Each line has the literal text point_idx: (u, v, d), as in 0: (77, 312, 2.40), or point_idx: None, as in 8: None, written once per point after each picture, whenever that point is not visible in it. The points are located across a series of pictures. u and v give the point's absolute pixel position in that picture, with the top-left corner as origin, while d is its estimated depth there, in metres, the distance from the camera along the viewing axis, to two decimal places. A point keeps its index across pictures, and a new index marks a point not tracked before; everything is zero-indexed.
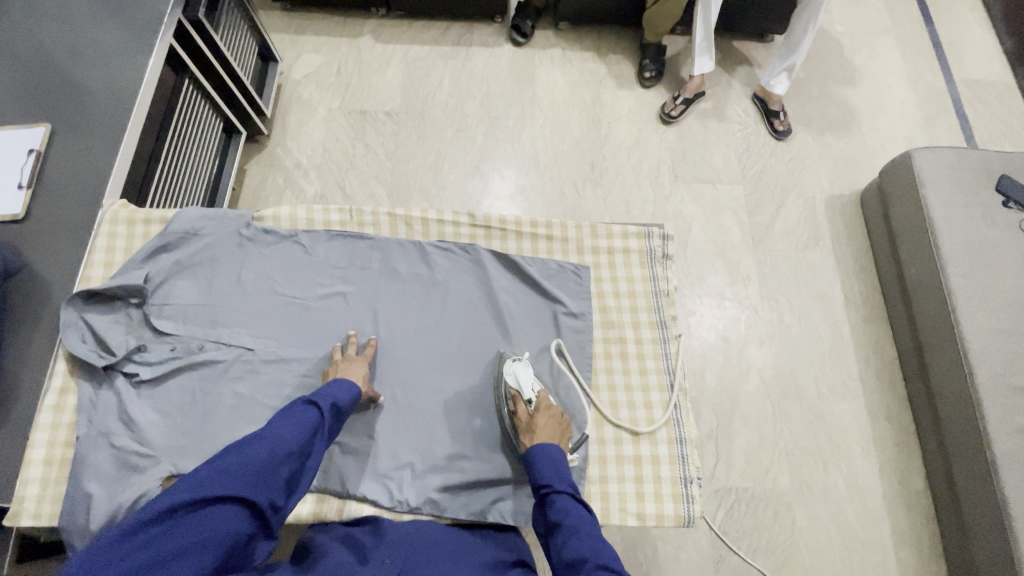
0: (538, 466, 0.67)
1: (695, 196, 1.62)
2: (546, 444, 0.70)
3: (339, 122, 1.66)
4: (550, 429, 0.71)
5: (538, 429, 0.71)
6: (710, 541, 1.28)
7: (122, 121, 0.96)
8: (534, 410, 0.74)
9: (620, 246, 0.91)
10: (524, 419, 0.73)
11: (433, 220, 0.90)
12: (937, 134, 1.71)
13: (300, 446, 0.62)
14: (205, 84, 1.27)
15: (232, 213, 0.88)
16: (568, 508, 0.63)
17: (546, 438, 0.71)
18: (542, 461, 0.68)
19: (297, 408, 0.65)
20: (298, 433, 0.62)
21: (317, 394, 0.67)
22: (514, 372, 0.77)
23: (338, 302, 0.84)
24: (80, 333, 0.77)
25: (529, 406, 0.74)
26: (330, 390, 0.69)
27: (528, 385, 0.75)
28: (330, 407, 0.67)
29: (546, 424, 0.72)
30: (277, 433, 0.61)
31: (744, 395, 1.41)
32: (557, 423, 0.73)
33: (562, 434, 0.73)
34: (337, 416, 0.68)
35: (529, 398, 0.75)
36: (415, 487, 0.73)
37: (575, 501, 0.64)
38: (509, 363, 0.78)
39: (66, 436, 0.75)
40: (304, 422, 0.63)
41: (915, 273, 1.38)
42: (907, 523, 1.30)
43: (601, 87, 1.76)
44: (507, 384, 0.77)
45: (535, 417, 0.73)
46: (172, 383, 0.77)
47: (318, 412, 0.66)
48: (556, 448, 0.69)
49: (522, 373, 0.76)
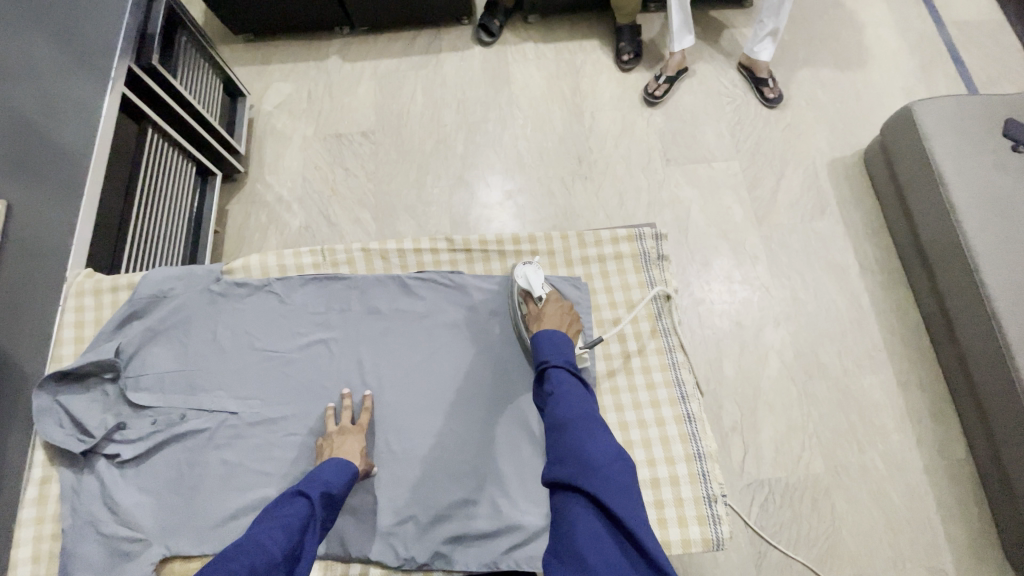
0: (540, 345, 0.67)
1: (691, 178, 1.55)
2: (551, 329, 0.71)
3: (314, 149, 1.62)
4: (557, 316, 0.73)
5: (546, 317, 0.73)
6: (748, 539, 1.22)
7: (81, 184, 0.92)
8: (543, 302, 0.76)
9: (611, 252, 0.85)
10: (533, 311, 0.76)
11: (410, 250, 0.86)
12: (937, 80, 1.62)
13: (287, 552, 0.55)
14: (171, 132, 1.24)
15: (202, 267, 0.83)
16: (563, 380, 0.63)
17: (553, 325, 0.72)
18: (544, 341, 0.69)
19: (284, 506, 0.60)
20: (285, 537, 0.55)
21: (306, 485, 0.62)
22: (524, 274, 0.78)
23: (320, 349, 0.79)
24: (56, 417, 0.73)
25: (539, 302, 0.77)
26: (322, 475, 0.64)
27: (539, 284, 0.77)
28: (321, 496, 0.62)
29: (554, 310, 0.74)
30: (262, 541, 0.54)
31: (766, 381, 1.34)
32: (564, 312, 0.74)
33: (571, 322, 0.73)
34: (329, 507, 0.63)
35: (539, 295, 0.77)
36: (421, 542, 0.69)
37: (570, 373, 0.64)
38: (520, 267, 0.79)
39: (53, 528, 0.72)
40: (290, 521, 0.57)
41: (931, 231, 1.30)
42: (954, 497, 1.23)
43: (580, 77, 1.69)
44: (519, 287, 0.79)
45: (543, 307, 0.75)
46: (156, 459, 0.73)
47: (307, 505, 0.60)
48: (561, 333, 0.69)
49: (533, 275, 0.78)
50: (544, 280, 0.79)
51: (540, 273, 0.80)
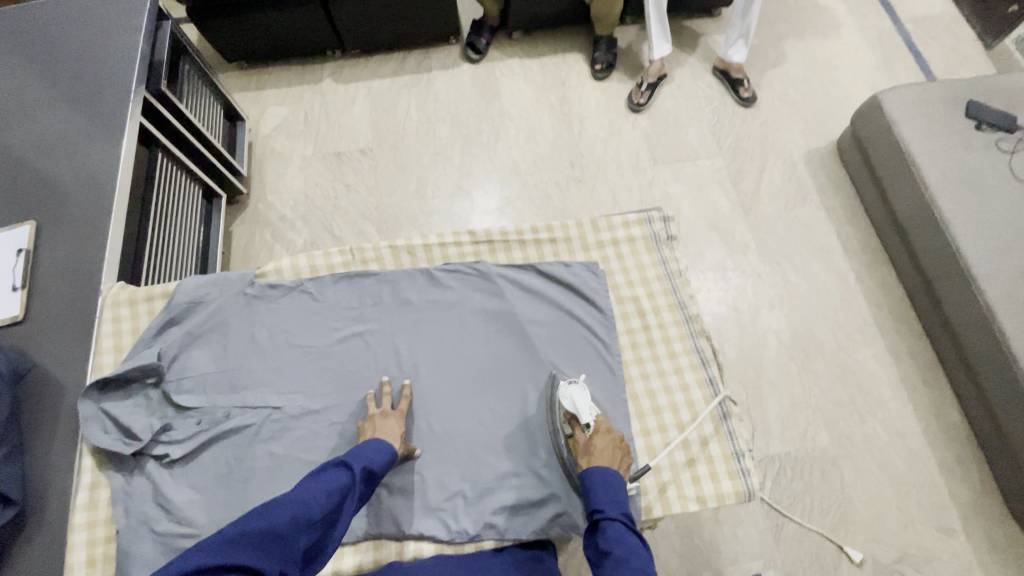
0: (594, 491, 0.64)
1: (678, 176, 1.63)
2: (603, 468, 0.66)
3: (315, 168, 1.66)
4: (608, 452, 0.68)
5: (597, 454, 0.68)
6: (765, 513, 1.26)
7: (106, 203, 0.95)
8: (592, 433, 0.70)
9: (623, 235, 0.91)
10: (582, 441, 0.71)
11: (435, 244, 0.90)
12: (898, 73, 1.75)
13: (324, 513, 0.58)
14: (179, 155, 1.27)
15: (234, 273, 0.86)
16: (621, 538, 0.59)
17: (604, 463, 0.67)
18: (598, 486, 0.64)
19: (328, 472, 0.63)
20: (324, 500, 0.59)
21: (349, 457, 0.66)
22: (570, 396, 0.73)
23: (357, 342, 0.82)
24: (102, 424, 0.75)
25: (587, 430, 0.71)
26: (363, 452, 0.68)
27: (586, 410, 0.71)
28: (363, 470, 0.65)
29: (605, 446, 0.69)
30: (304, 498, 0.58)
31: (767, 361, 1.41)
32: (615, 446, 0.69)
33: (622, 460, 0.69)
34: (369, 480, 0.67)
35: (587, 423, 0.71)
36: (469, 515, 0.72)
37: (627, 530, 0.61)
38: (565, 388, 0.73)
39: (105, 531, 0.74)
40: (332, 486, 0.61)
41: (907, 208, 1.39)
42: (953, 457, 1.30)
43: (566, 87, 1.78)
44: (565, 408, 0.74)
45: (593, 440, 0.70)
46: (203, 457, 0.75)
47: (349, 474, 0.64)
48: (615, 475, 0.65)
49: (580, 398, 0.72)
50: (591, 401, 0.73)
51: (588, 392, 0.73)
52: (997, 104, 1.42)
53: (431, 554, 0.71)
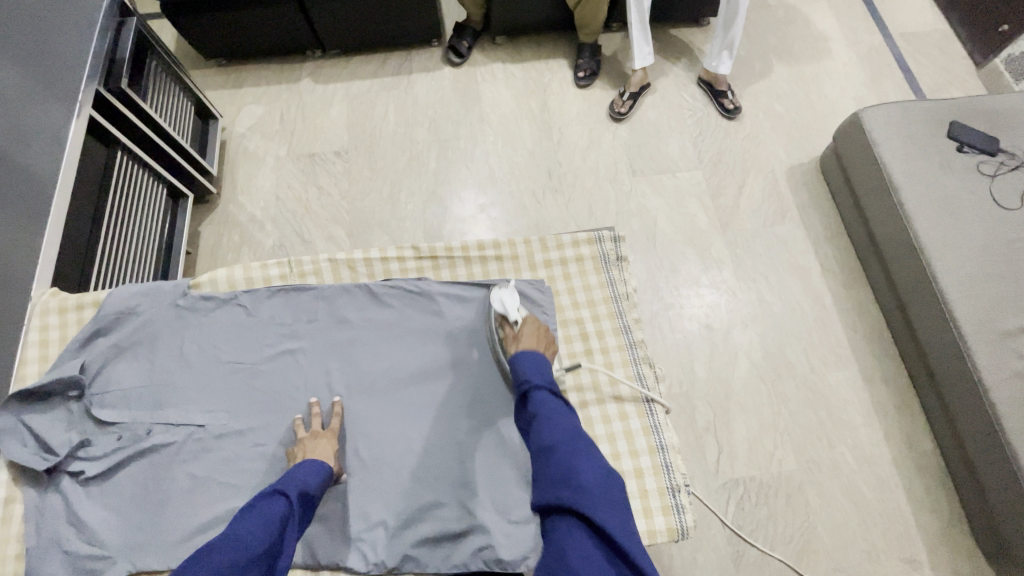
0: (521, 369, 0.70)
1: (657, 188, 1.60)
2: (529, 348, 0.74)
3: (288, 170, 1.64)
4: (534, 337, 0.76)
5: (523, 340, 0.75)
6: (726, 539, 1.23)
7: (43, 208, 0.94)
8: (520, 324, 0.78)
9: (572, 255, 0.92)
10: (510, 334, 0.78)
11: (377, 259, 0.90)
12: (886, 89, 1.71)
13: (266, 548, 0.57)
14: (141, 154, 1.24)
15: (167, 283, 0.85)
16: (546, 401, 0.66)
17: (531, 346, 0.75)
18: (524, 362, 0.71)
19: (262, 505, 0.62)
20: (262, 534, 0.58)
21: (283, 484, 0.64)
22: (500, 298, 0.81)
23: (289, 360, 0.82)
24: (20, 437, 0.73)
25: (514, 325, 0.79)
26: (299, 477, 0.67)
27: (514, 308, 0.80)
28: (298, 495, 0.64)
29: (531, 332, 0.76)
30: (240, 537, 0.56)
31: (737, 382, 1.37)
32: (540, 332, 0.77)
33: (546, 344, 0.76)
34: (306, 505, 0.65)
35: (515, 319, 0.79)
36: (388, 547, 0.72)
37: (552, 396, 0.67)
38: (496, 290, 0.82)
39: (16, 548, 0.71)
40: (268, 520, 0.59)
41: (884, 230, 1.36)
42: (923, 488, 1.27)
43: (548, 94, 1.75)
44: (496, 311, 0.81)
45: (520, 330, 0.77)
46: (122, 475, 0.74)
47: (285, 503, 0.62)
48: (539, 355, 0.72)
49: (508, 299, 0.80)
50: (519, 303, 0.82)
51: (515, 296, 0.82)
52: (982, 125, 1.39)
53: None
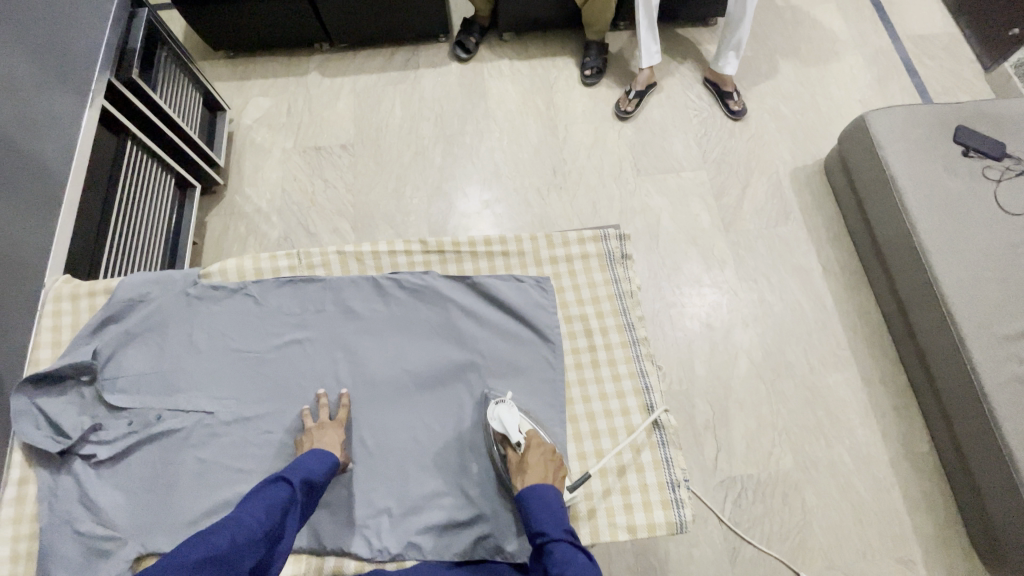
0: (534, 515, 0.67)
1: (660, 187, 1.61)
2: (540, 484, 0.70)
3: (294, 162, 1.65)
4: (542, 466, 0.72)
5: (530, 470, 0.72)
6: (723, 535, 1.25)
7: (57, 196, 0.96)
8: (524, 450, 0.74)
9: (578, 252, 0.93)
10: (514, 460, 0.74)
11: (385, 252, 0.92)
12: (891, 92, 1.72)
13: (268, 529, 0.60)
14: (151, 144, 1.25)
15: (178, 271, 0.86)
16: (567, 555, 0.63)
17: (539, 477, 0.71)
18: (537, 503, 0.68)
19: (267, 489, 0.65)
20: (265, 517, 0.61)
21: (288, 471, 0.67)
22: (499, 417, 0.76)
23: (297, 349, 0.83)
24: (34, 420, 0.75)
25: (518, 448, 0.75)
26: (305, 463, 0.69)
27: (515, 429, 0.75)
28: (302, 482, 0.67)
29: (538, 461, 0.72)
30: (243, 517, 0.59)
31: (736, 381, 1.39)
32: (548, 458, 0.73)
33: (554, 472, 0.73)
34: (311, 493, 0.68)
35: (517, 441, 0.75)
36: (393, 535, 0.74)
37: (573, 546, 0.64)
38: (494, 408, 0.77)
39: (30, 528, 0.73)
40: (272, 503, 0.63)
41: (886, 232, 1.37)
42: (919, 488, 1.28)
43: (554, 91, 1.75)
44: (495, 428, 0.76)
45: (525, 457, 0.73)
46: (133, 459, 0.75)
47: (289, 488, 0.65)
48: (550, 489, 0.69)
49: (507, 417, 0.76)
50: (519, 419, 0.77)
51: (514, 410, 0.77)
52: (986, 130, 1.39)
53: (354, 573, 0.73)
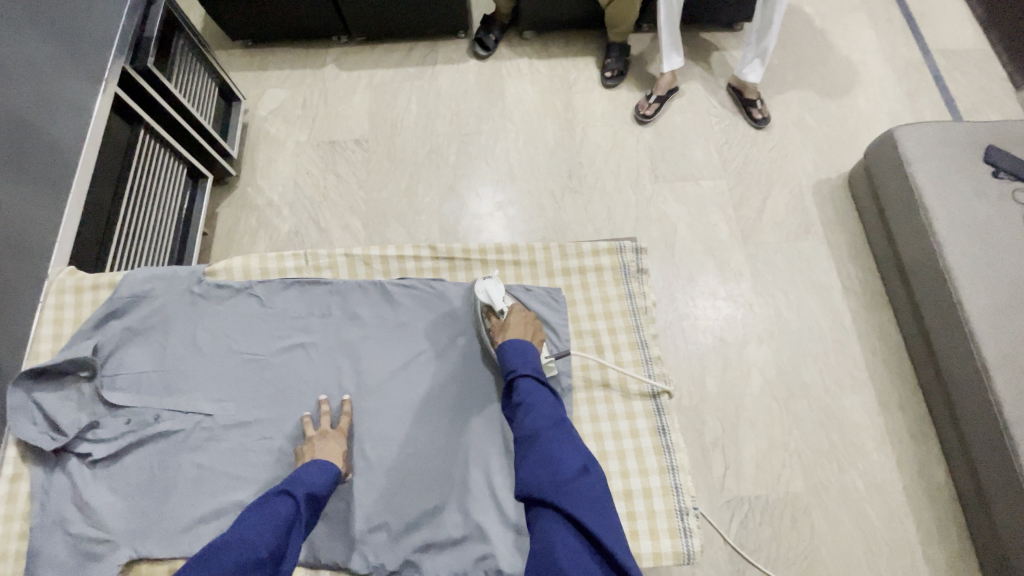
0: (507, 356, 0.73)
1: (678, 196, 1.57)
2: (517, 338, 0.76)
3: (307, 156, 1.63)
4: (521, 325, 0.78)
5: (510, 329, 0.77)
6: (728, 557, 1.21)
7: (65, 184, 0.94)
8: (506, 315, 0.80)
9: (592, 264, 0.90)
10: (497, 324, 0.80)
11: (393, 257, 0.90)
12: (922, 107, 1.66)
13: (272, 549, 0.58)
14: (164, 134, 1.23)
15: (183, 269, 0.86)
16: (530, 390, 0.68)
17: (518, 335, 0.77)
18: (512, 351, 0.73)
19: (270, 504, 0.62)
20: (269, 535, 0.58)
21: (291, 483, 0.65)
22: (485, 289, 0.82)
23: (300, 353, 0.82)
24: (30, 415, 0.73)
25: (501, 316, 0.81)
26: (308, 476, 0.67)
27: (499, 298, 0.81)
28: (306, 496, 0.65)
29: (518, 321, 0.79)
30: (247, 538, 0.57)
31: (748, 399, 1.35)
32: (528, 321, 0.79)
33: (533, 333, 0.79)
34: (314, 506, 0.66)
35: (501, 309, 0.81)
36: (390, 551, 0.72)
37: (538, 383, 0.70)
38: (481, 282, 0.83)
39: (21, 526, 0.72)
40: (276, 520, 0.60)
41: (911, 252, 1.32)
42: (933, 519, 1.24)
43: (573, 93, 1.72)
44: (481, 302, 0.82)
45: (507, 319, 0.79)
46: (129, 459, 0.74)
47: (292, 503, 0.63)
48: (526, 343, 0.75)
49: (493, 289, 0.81)
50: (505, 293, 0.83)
51: (501, 287, 0.83)
52: (1021, 150, 1.34)
53: None
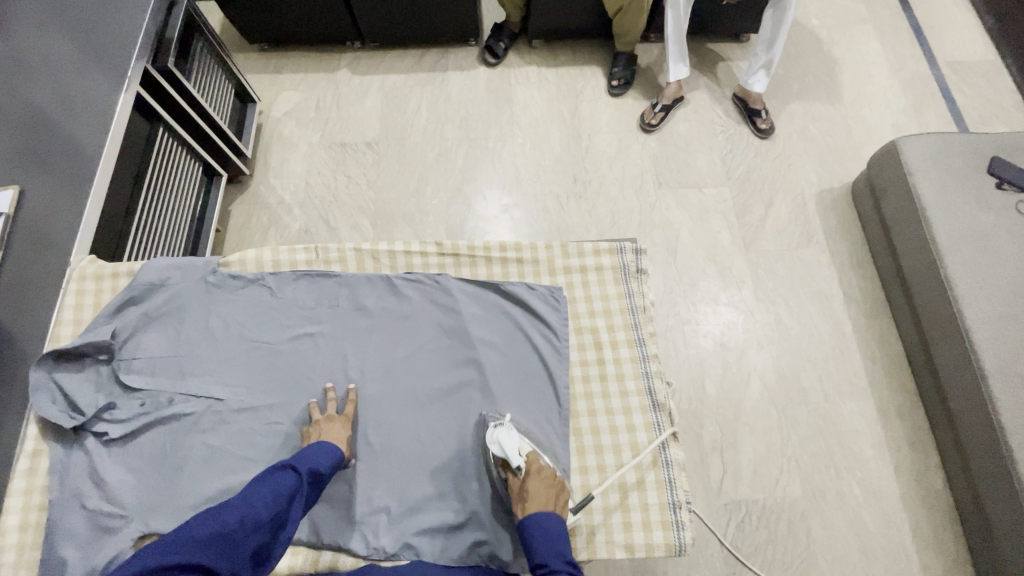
0: (535, 545, 0.67)
1: (681, 202, 1.59)
2: (540, 513, 0.69)
3: (319, 157, 1.67)
4: (543, 493, 0.71)
5: (531, 500, 0.70)
6: (723, 559, 1.22)
7: (89, 177, 0.99)
8: (525, 476, 0.73)
9: (593, 263, 0.93)
10: (515, 486, 0.73)
11: (400, 252, 0.93)
12: (925, 119, 1.68)
13: (272, 515, 0.63)
14: (181, 132, 1.28)
15: (199, 260, 0.89)
16: None
17: (541, 507, 0.70)
18: (537, 533, 0.68)
19: (275, 476, 0.67)
20: (272, 502, 0.63)
21: (295, 460, 0.69)
22: (498, 441, 0.75)
23: (308, 343, 0.85)
24: (51, 394, 0.77)
25: (519, 474, 0.73)
26: (312, 453, 0.71)
27: (514, 452, 0.74)
28: (309, 472, 0.68)
29: (538, 488, 0.71)
30: (250, 501, 0.62)
31: (747, 403, 1.36)
32: (549, 485, 0.72)
33: (557, 497, 0.72)
34: (316, 483, 0.69)
35: (518, 466, 0.73)
36: (390, 534, 0.75)
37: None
38: (493, 431, 0.76)
39: (40, 498, 0.75)
40: (279, 489, 0.65)
41: (912, 262, 1.34)
42: (930, 527, 1.24)
43: (580, 100, 1.75)
44: (495, 453, 0.75)
45: (526, 484, 0.72)
46: (142, 439, 0.77)
47: (295, 477, 0.67)
48: (551, 518, 0.69)
49: (507, 441, 0.74)
50: (519, 443, 0.75)
51: (514, 435, 0.76)
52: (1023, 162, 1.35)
53: (347, 568, 0.73)
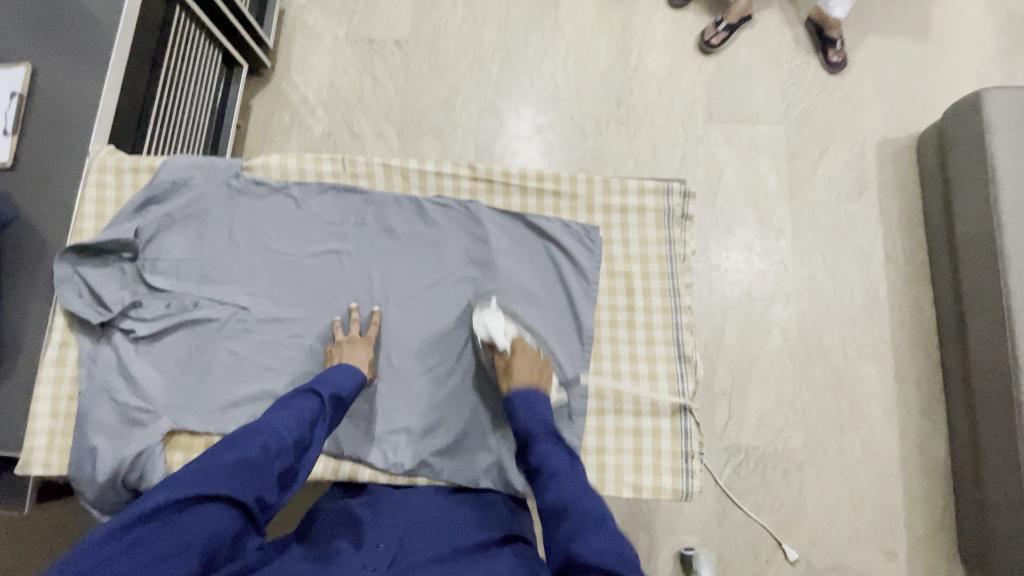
0: (518, 412, 0.71)
1: (730, 138, 1.48)
2: (523, 386, 0.73)
3: (344, 54, 1.55)
4: (526, 368, 0.75)
5: (516, 373, 0.75)
6: (716, 497, 1.28)
7: (104, 53, 0.90)
8: (510, 353, 0.77)
9: (635, 204, 0.87)
10: (500, 363, 0.77)
11: (432, 172, 0.87)
12: (1018, 67, 1.49)
13: (296, 439, 0.64)
14: (198, 13, 1.15)
15: (220, 161, 0.86)
16: (551, 452, 0.65)
17: (525, 379, 0.74)
18: (521, 403, 0.72)
19: (298, 399, 0.68)
20: (296, 426, 0.65)
21: (318, 384, 0.70)
22: (485, 324, 0.79)
23: (333, 260, 0.84)
24: (75, 288, 0.77)
25: (504, 352, 0.77)
26: (334, 377, 0.72)
27: (500, 335, 0.77)
28: (331, 396, 0.70)
29: (524, 363, 0.76)
30: (275, 426, 0.63)
31: (764, 354, 1.35)
32: (533, 361, 0.76)
33: (540, 369, 0.77)
34: (338, 406, 0.71)
35: (503, 346, 0.77)
36: (408, 451, 0.78)
37: (556, 442, 0.67)
38: (480, 314, 0.79)
39: (70, 390, 0.81)
40: (303, 413, 0.66)
41: (968, 228, 1.24)
42: (922, 489, 1.27)
43: (633, 10, 1.57)
44: (481, 336, 0.79)
45: (511, 360, 0.76)
46: (169, 339, 0.80)
47: (317, 402, 0.69)
48: (535, 391, 0.73)
49: (493, 324, 0.78)
50: (506, 325, 0.79)
51: (501, 318, 0.79)
52: None
53: (362, 480, 0.77)
